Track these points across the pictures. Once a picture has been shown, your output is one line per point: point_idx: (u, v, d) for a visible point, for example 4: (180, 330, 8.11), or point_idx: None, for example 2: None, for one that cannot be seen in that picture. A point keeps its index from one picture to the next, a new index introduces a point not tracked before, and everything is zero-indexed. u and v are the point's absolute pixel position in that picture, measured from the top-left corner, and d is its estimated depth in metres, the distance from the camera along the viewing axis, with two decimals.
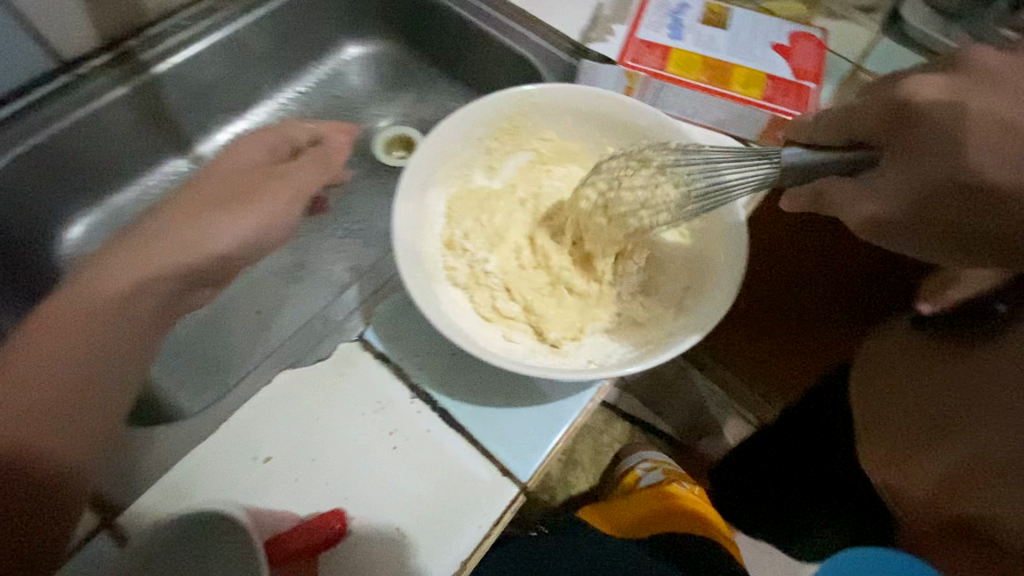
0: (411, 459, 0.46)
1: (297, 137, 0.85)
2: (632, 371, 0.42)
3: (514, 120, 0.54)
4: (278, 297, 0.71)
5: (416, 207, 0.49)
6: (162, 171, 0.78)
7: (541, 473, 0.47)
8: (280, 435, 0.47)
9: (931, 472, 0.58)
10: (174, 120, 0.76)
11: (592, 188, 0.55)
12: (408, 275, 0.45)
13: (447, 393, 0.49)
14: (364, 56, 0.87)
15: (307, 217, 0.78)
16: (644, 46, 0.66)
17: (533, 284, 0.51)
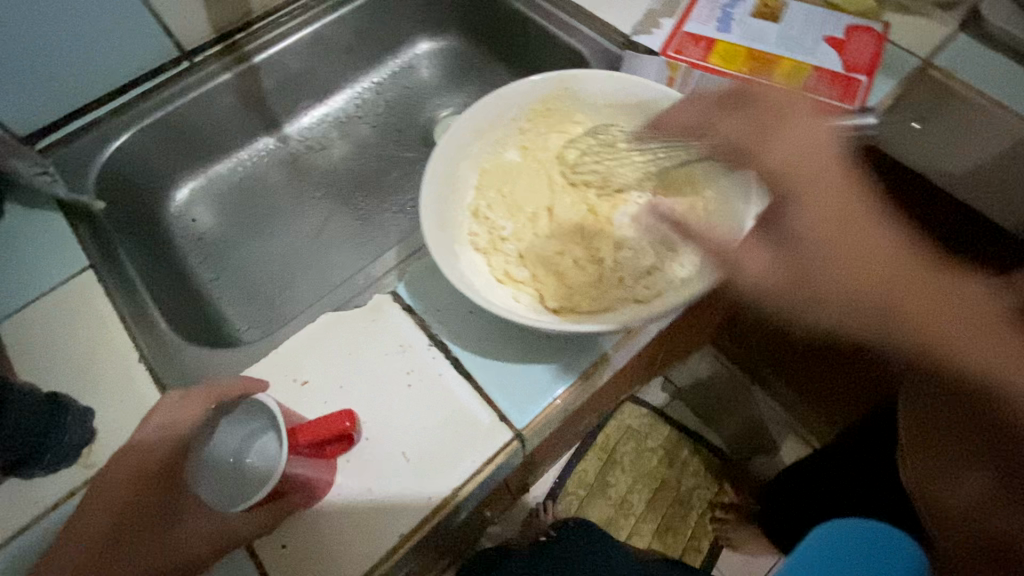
0: (422, 397, 0.52)
1: (368, 123, 0.94)
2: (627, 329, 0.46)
3: (545, 103, 0.58)
4: (338, 262, 0.80)
5: (446, 175, 0.54)
6: (255, 146, 0.90)
7: (535, 425, 0.51)
8: (317, 364, 0.54)
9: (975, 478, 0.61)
10: (268, 104, 0.88)
11: (614, 165, 0.58)
12: (430, 231, 0.50)
13: (461, 345, 0.54)
14: (435, 51, 0.95)
15: (370, 194, 0.87)
16: (689, 38, 0.68)
17: (544, 251, 0.55)
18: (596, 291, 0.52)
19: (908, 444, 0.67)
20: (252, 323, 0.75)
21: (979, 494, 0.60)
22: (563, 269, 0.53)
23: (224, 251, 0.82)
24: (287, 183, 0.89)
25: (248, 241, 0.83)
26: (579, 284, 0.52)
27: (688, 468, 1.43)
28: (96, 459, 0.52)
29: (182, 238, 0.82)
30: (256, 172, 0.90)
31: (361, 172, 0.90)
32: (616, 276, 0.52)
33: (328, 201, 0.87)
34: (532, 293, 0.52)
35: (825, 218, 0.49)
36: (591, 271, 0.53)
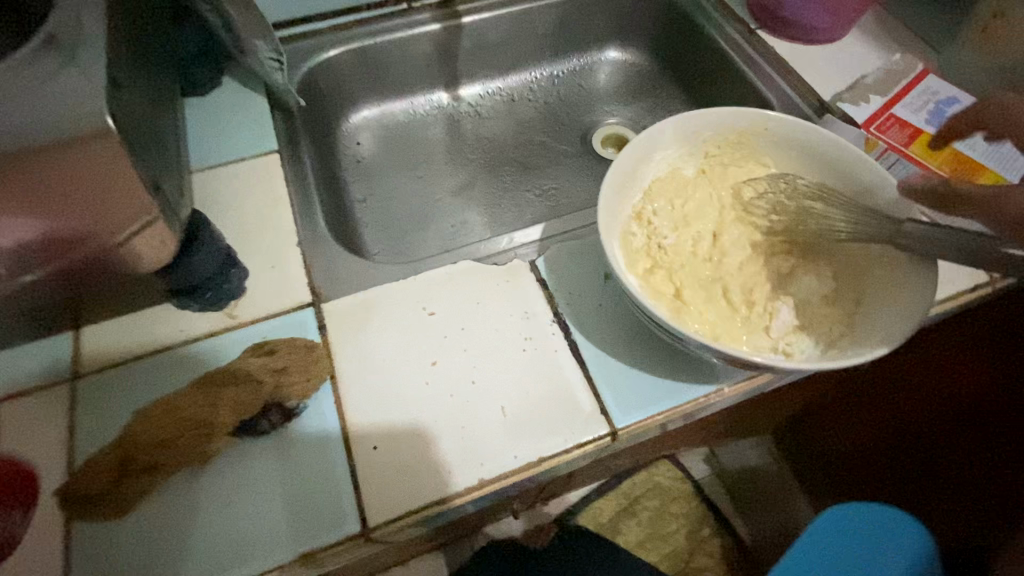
0: (533, 364, 0.54)
1: (535, 107, 0.98)
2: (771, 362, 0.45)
3: (738, 136, 0.58)
4: (470, 222, 0.85)
5: (626, 171, 0.56)
6: (428, 99, 0.97)
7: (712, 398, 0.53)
8: (448, 302, 0.58)
9: None
10: (457, 62, 0.94)
11: (783, 216, 0.57)
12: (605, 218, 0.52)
13: (582, 332, 0.56)
14: (619, 61, 0.99)
15: (517, 170, 0.91)
16: (895, 120, 0.66)
17: (689, 268, 0.54)
18: (734, 326, 0.51)
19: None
20: (380, 247, 0.80)
21: None
22: (708, 291, 0.53)
23: (374, 180, 0.89)
24: (446, 137, 0.95)
25: (397, 177, 0.90)
26: (721, 315, 0.51)
27: (705, 548, 1.36)
28: (237, 314, 0.56)
29: (343, 157, 0.89)
30: (423, 120, 0.96)
31: (516, 148, 0.94)
32: (759, 321, 0.51)
33: (478, 166, 0.92)
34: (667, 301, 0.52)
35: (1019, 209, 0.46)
36: (733, 307, 0.52)
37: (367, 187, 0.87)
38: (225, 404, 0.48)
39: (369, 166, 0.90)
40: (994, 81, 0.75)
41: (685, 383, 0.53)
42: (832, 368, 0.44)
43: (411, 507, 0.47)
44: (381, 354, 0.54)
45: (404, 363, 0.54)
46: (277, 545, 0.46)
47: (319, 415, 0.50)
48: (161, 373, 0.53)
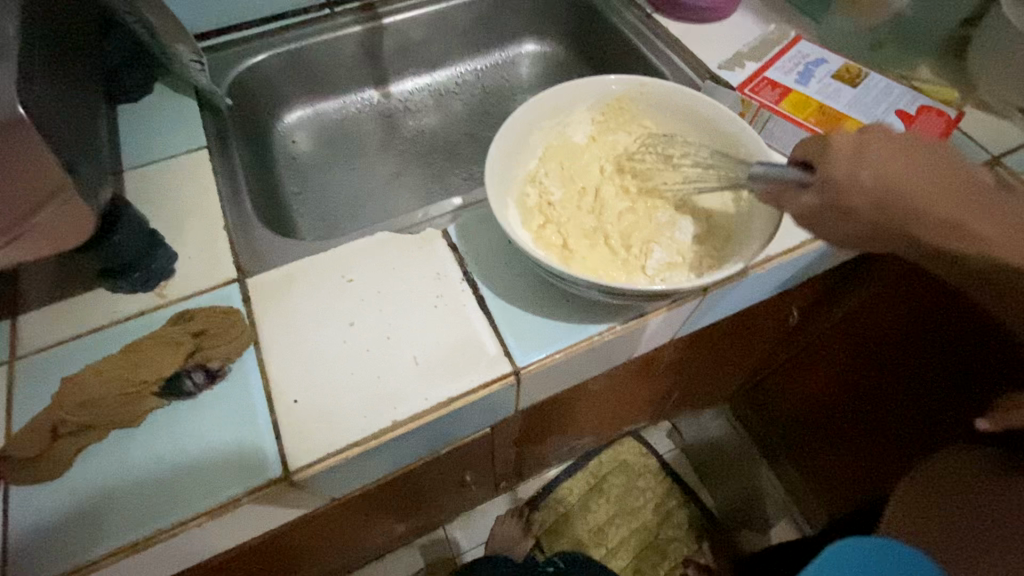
0: (444, 316, 0.59)
1: (463, 100, 1.05)
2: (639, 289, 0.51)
3: (620, 101, 0.65)
4: (403, 208, 0.90)
5: (516, 139, 0.62)
6: (361, 97, 1.02)
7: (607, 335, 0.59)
8: (366, 269, 0.63)
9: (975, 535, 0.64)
10: (385, 62, 1.00)
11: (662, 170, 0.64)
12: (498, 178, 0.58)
13: (489, 286, 0.61)
14: (538, 53, 1.06)
15: (448, 158, 0.97)
16: (767, 82, 0.74)
17: (576, 219, 0.62)
18: (612, 265, 0.58)
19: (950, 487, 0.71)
20: (316, 234, 0.85)
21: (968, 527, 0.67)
22: (593, 237, 0.60)
23: (310, 175, 0.93)
24: (380, 132, 1.01)
25: (333, 171, 0.95)
26: (602, 257, 0.58)
27: (672, 518, 1.40)
28: (167, 293, 0.61)
29: (279, 155, 0.94)
30: (356, 117, 1.01)
31: (446, 139, 1.00)
32: (636, 260, 0.58)
33: (411, 157, 0.97)
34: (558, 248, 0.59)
35: (880, 176, 0.48)
36: (616, 250, 0.59)
37: (303, 182, 0.92)
38: (147, 366, 0.52)
39: (306, 162, 0.95)
40: (862, 44, 0.83)
41: (581, 323, 0.59)
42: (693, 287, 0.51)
43: (332, 449, 0.52)
44: (304, 317, 0.59)
45: (325, 324, 0.59)
46: (210, 491, 0.50)
47: (242, 374, 0.55)
48: (86, 351, 0.56)
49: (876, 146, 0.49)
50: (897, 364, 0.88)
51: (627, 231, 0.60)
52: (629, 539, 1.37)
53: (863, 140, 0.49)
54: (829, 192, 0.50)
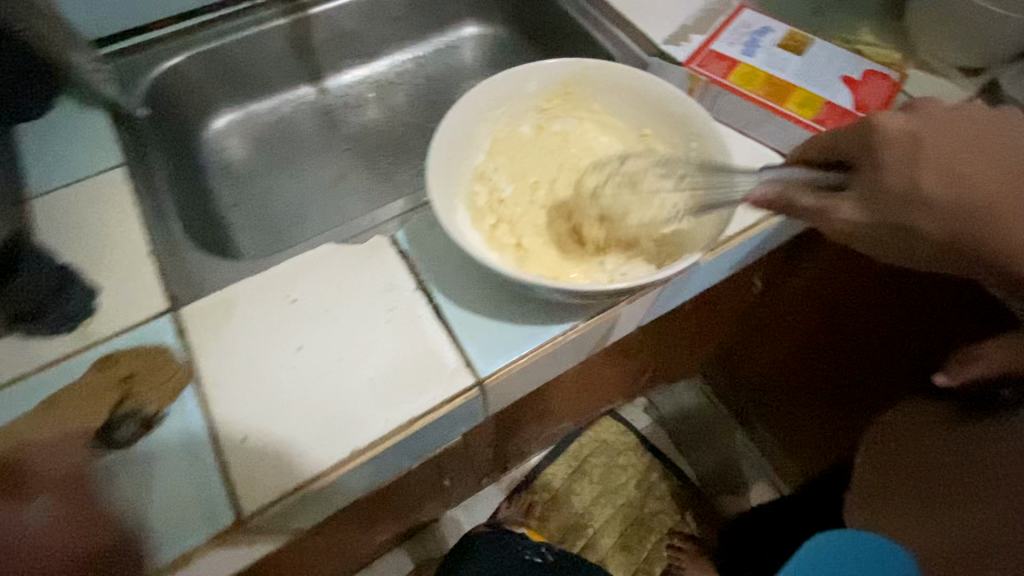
0: (398, 331, 0.56)
1: (405, 91, 0.99)
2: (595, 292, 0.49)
3: (567, 87, 0.62)
4: (349, 212, 0.85)
5: (462, 137, 0.58)
6: (294, 95, 0.95)
7: (570, 334, 0.57)
8: (310, 287, 0.58)
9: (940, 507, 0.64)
10: (316, 55, 0.93)
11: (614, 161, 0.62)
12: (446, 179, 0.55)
13: (445, 293, 0.58)
14: (479, 36, 1.01)
15: (394, 155, 0.92)
16: (714, 55, 0.71)
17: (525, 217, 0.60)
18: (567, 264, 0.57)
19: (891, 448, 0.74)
20: (257, 248, 0.79)
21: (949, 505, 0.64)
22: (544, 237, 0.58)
23: (247, 184, 0.87)
24: (319, 131, 0.95)
25: (272, 178, 0.88)
26: (557, 256, 0.57)
27: (654, 491, 1.40)
28: (91, 333, 0.55)
29: (209, 165, 0.87)
30: (291, 117, 0.94)
31: (390, 135, 0.95)
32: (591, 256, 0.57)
33: (353, 157, 0.92)
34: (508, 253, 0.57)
35: (943, 174, 0.46)
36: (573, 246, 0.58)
37: (239, 192, 0.86)
38: None
39: (242, 170, 0.89)
40: (806, 9, 0.82)
41: (544, 323, 0.57)
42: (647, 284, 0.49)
43: (289, 487, 0.48)
44: (248, 346, 0.55)
45: (271, 352, 0.54)
46: (159, 548, 0.46)
47: (185, 415, 0.51)
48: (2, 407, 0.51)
49: (935, 143, 0.47)
50: (851, 328, 0.91)
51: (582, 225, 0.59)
52: (614, 517, 1.35)
53: (923, 133, 0.47)
54: (872, 185, 0.49)
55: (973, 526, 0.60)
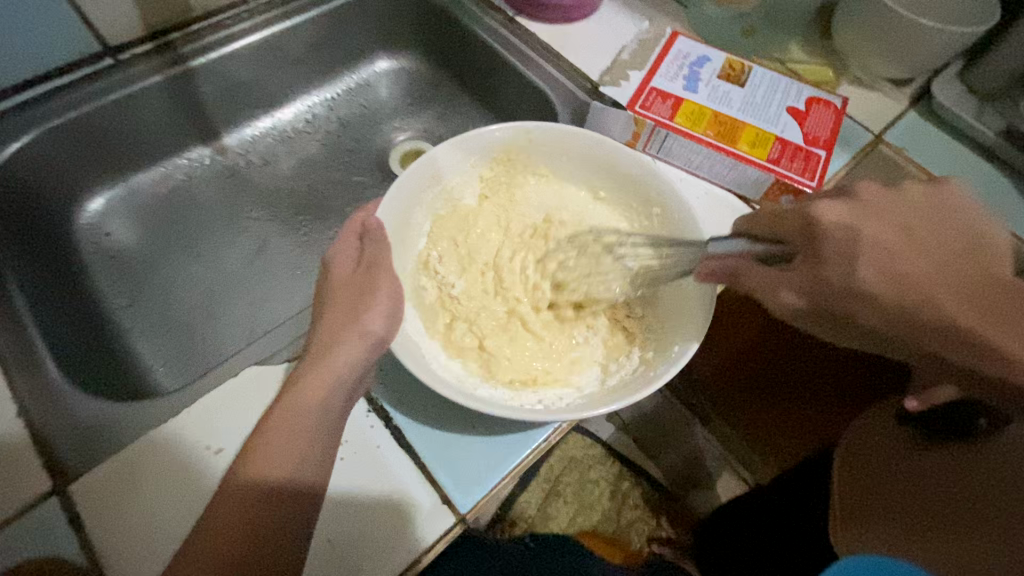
0: (354, 470, 0.47)
1: (318, 140, 0.88)
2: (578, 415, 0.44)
3: (509, 154, 0.56)
4: (271, 294, 0.74)
5: (395, 227, 0.51)
6: (187, 159, 0.82)
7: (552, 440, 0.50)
8: (237, 429, 0.49)
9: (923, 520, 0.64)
10: (206, 111, 0.79)
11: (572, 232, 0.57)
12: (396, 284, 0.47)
13: (403, 412, 0.50)
14: (395, 70, 0.90)
15: (315, 219, 0.81)
16: (657, 93, 0.66)
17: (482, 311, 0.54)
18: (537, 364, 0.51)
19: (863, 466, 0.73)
20: (165, 357, 0.68)
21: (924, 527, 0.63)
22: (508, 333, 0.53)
23: (142, 276, 0.74)
24: (222, 198, 0.82)
25: (172, 263, 0.76)
26: (525, 356, 0.52)
27: (627, 501, 1.38)
28: None
29: (91, 259, 0.73)
30: (186, 186, 0.81)
31: (307, 193, 0.84)
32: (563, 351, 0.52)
33: (267, 225, 0.80)
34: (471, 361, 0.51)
35: (877, 273, 0.41)
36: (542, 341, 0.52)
37: (134, 288, 0.73)
38: None
39: (134, 259, 0.75)
40: (737, 31, 0.79)
41: (522, 432, 0.50)
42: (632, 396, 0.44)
43: None
44: (171, 520, 0.45)
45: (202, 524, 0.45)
46: None
47: None
48: None
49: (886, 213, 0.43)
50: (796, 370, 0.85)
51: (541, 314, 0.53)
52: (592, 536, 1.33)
53: (856, 221, 0.42)
54: (815, 273, 0.43)
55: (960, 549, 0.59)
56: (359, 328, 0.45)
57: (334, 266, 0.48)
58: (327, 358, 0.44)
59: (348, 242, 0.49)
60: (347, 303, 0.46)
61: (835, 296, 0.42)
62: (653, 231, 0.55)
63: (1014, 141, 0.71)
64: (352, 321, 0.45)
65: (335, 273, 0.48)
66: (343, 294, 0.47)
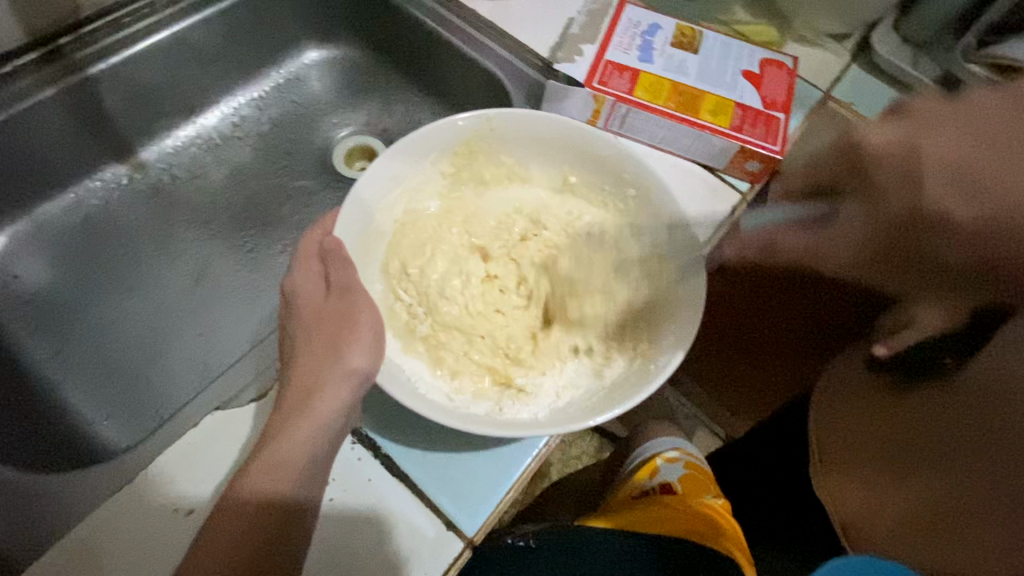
0: (348, 510, 0.43)
1: (250, 145, 0.80)
2: (578, 427, 0.42)
3: (469, 147, 0.53)
4: (223, 321, 0.68)
5: (357, 242, 0.48)
6: (100, 180, 0.73)
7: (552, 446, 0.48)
8: (208, 485, 0.44)
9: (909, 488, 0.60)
10: (114, 124, 0.70)
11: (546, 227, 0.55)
12: (369, 305, 0.43)
13: (392, 438, 0.46)
14: (325, 59, 0.82)
15: (258, 233, 0.74)
16: (613, 67, 0.63)
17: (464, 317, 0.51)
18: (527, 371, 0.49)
19: (840, 407, 0.71)
20: (109, 408, 0.61)
21: (909, 476, 0.60)
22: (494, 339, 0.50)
23: (66, 318, 0.66)
24: (148, 221, 0.73)
25: (100, 301, 0.68)
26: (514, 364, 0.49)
27: None
28: None
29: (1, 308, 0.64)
30: (103, 212, 0.72)
31: (245, 205, 0.76)
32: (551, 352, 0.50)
33: (204, 245, 0.72)
34: (460, 375, 0.48)
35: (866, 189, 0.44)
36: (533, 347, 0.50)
37: (59, 334, 0.65)
38: None
39: (53, 300, 0.67)
40: None
41: (522, 442, 0.48)
42: (635, 399, 0.43)
43: None
44: None
45: None
46: None
47: None
48: None
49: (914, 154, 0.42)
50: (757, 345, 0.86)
51: (522, 319, 0.52)
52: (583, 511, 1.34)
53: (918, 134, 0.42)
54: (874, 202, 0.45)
55: (929, 494, 0.57)
56: (338, 364, 0.41)
57: (295, 294, 0.44)
58: (305, 405, 0.40)
59: (310, 265, 0.44)
60: (313, 328, 0.42)
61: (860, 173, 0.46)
62: (631, 213, 0.53)
63: (954, 88, 0.67)
64: (339, 357, 0.41)
65: (300, 300, 0.43)
66: (311, 324, 0.42)
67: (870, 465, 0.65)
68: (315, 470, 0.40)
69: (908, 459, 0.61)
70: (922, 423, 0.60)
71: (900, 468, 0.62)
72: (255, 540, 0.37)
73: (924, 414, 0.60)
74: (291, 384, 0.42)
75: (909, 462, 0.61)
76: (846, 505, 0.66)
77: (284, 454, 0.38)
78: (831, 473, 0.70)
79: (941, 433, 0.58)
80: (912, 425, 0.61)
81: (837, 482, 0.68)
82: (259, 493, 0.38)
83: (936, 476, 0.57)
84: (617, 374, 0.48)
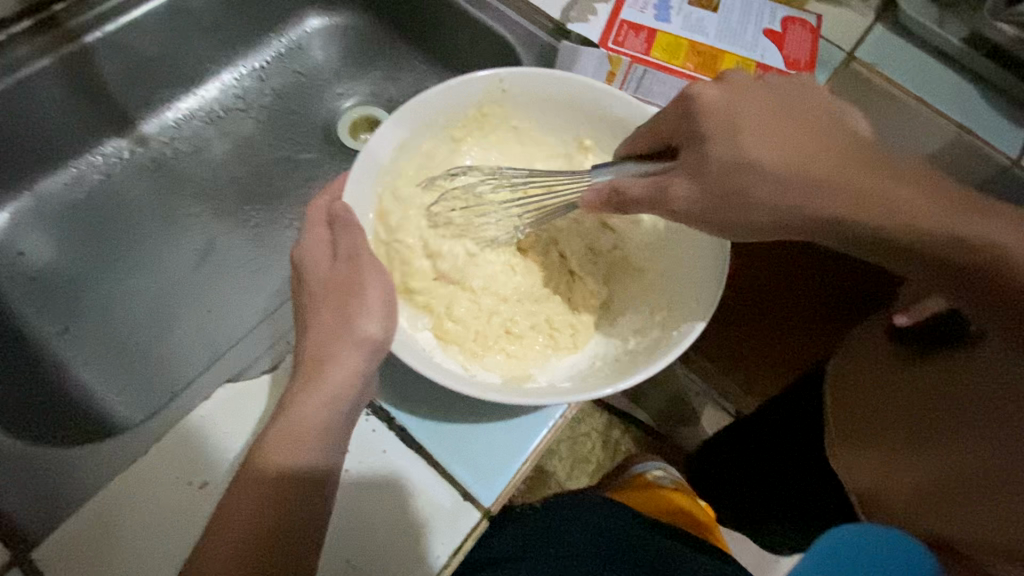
0: (365, 481, 0.43)
1: (253, 117, 0.78)
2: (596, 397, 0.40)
3: (480, 109, 0.50)
4: (232, 296, 0.66)
5: (366, 210, 0.46)
6: (101, 154, 0.71)
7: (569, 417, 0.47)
8: (222, 458, 0.43)
9: (925, 462, 0.57)
10: (113, 96, 0.68)
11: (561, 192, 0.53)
12: (378, 274, 0.42)
13: (407, 410, 0.45)
14: (328, 27, 0.80)
15: (263, 207, 0.72)
16: (629, 27, 0.61)
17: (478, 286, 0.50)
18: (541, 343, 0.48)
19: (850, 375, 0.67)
20: (120, 385, 0.60)
21: (923, 448, 0.57)
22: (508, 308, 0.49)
23: (73, 295, 0.65)
24: (151, 195, 0.72)
25: (106, 277, 0.67)
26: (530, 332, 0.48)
27: None
28: None
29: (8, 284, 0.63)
30: (106, 187, 0.71)
31: (249, 179, 0.74)
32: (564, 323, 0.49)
33: (208, 220, 0.71)
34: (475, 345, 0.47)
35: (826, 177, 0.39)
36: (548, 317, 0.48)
37: (66, 310, 0.64)
38: None
39: (59, 277, 0.66)
40: None
41: (538, 412, 0.47)
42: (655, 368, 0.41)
43: None
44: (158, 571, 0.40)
45: None
46: None
47: None
48: None
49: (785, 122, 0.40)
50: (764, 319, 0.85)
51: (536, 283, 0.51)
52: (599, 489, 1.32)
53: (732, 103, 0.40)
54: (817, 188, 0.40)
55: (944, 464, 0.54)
56: (351, 335, 0.40)
57: (303, 262, 0.42)
58: (317, 375, 0.39)
59: (316, 232, 0.43)
60: (321, 296, 0.41)
61: (734, 186, 0.40)
62: None
63: (980, 49, 0.62)
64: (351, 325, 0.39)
65: (308, 269, 0.42)
66: (321, 293, 0.41)
67: (882, 436, 0.62)
68: (331, 438, 0.39)
69: (923, 431, 0.57)
70: (939, 393, 0.56)
71: (913, 440, 0.58)
72: (270, 513, 0.36)
73: (943, 384, 0.55)
74: (303, 355, 0.40)
75: (923, 433, 0.57)
76: (861, 475, 0.64)
77: (297, 425, 0.38)
78: (847, 445, 0.67)
79: (958, 403, 0.54)
80: (926, 395, 0.57)
81: (852, 451, 0.66)
82: (274, 461, 0.37)
83: (951, 448, 0.54)
84: (635, 343, 0.46)
